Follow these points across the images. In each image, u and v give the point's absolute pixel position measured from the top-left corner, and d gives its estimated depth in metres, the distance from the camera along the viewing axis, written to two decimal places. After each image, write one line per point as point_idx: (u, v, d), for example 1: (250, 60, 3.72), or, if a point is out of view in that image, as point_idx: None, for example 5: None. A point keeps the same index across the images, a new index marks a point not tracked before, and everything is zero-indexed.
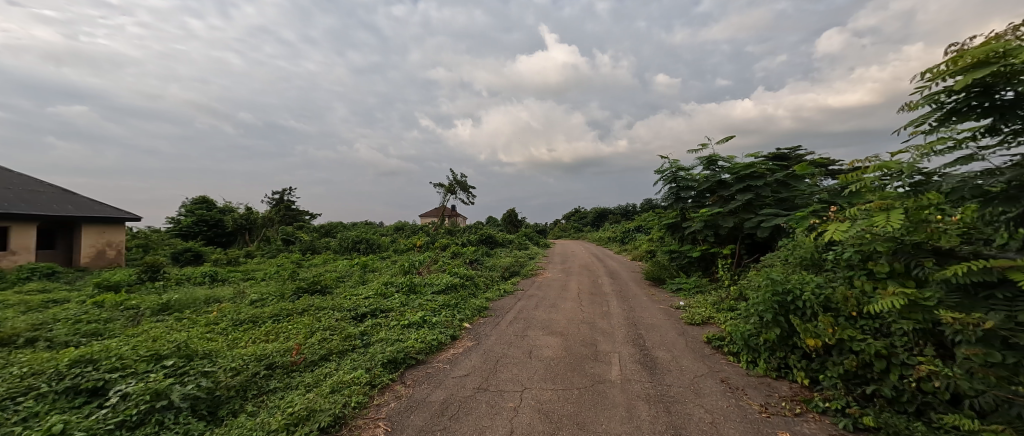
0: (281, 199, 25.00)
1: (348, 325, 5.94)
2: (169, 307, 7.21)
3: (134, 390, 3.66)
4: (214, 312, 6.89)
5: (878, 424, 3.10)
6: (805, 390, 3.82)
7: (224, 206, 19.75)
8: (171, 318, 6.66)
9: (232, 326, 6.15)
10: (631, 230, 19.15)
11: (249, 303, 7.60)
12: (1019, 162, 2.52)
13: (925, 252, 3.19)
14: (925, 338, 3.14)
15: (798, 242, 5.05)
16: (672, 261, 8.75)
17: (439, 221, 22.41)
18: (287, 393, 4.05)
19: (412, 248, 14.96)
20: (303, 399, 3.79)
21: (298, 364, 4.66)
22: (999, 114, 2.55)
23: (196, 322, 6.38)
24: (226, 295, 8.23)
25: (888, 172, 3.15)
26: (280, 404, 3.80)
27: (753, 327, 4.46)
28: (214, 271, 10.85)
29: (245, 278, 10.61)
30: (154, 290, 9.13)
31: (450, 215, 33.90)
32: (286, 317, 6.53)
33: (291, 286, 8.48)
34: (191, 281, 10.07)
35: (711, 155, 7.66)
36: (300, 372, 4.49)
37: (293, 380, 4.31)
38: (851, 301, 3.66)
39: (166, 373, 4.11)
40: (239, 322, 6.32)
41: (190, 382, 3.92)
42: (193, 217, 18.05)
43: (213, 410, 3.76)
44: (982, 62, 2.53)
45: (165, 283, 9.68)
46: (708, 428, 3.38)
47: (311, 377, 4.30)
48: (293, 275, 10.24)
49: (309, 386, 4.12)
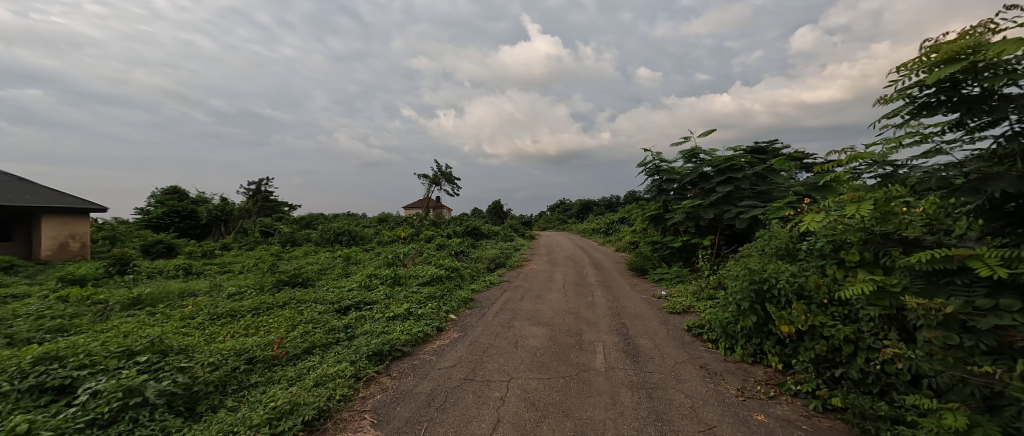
0: (259, 190, 24.48)
1: (330, 318, 5.92)
2: (141, 301, 7.08)
3: (104, 387, 3.61)
4: (189, 307, 6.76)
5: (845, 404, 3.30)
6: (778, 374, 4.03)
7: (199, 197, 19.22)
8: (143, 312, 6.56)
9: (209, 320, 6.08)
10: (615, 222, 19.40)
11: (227, 296, 7.50)
12: (980, 156, 2.69)
13: (893, 242, 3.30)
14: (889, 323, 3.32)
15: (773, 233, 5.25)
16: (655, 251, 8.87)
17: (423, 212, 22.33)
18: (268, 387, 4.06)
19: (396, 239, 14.96)
20: (286, 393, 3.81)
21: (280, 357, 4.65)
22: (967, 109, 2.67)
23: (170, 317, 6.28)
24: (201, 288, 8.11)
25: (860, 163, 3.32)
26: (262, 398, 3.81)
27: (731, 315, 4.65)
28: (189, 264, 10.64)
29: (221, 271, 10.46)
30: (123, 283, 8.93)
31: (434, 207, 33.57)
32: (266, 311, 6.50)
33: (271, 278, 8.41)
34: (163, 274, 9.88)
35: (693, 148, 7.83)
36: (282, 366, 4.50)
37: (275, 374, 4.32)
38: (822, 289, 3.86)
39: (139, 369, 4.06)
40: (216, 316, 6.25)
41: (164, 378, 3.89)
42: (163, 208, 17.53)
43: (191, 406, 3.75)
44: (953, 58, 2.66)
45: (135, 276, 9.46)
46: (689, 411, 3.53)
47: (293, 371, 4.31)
48: (272, 268, 10.10)
49: (291, 380, 4.13)
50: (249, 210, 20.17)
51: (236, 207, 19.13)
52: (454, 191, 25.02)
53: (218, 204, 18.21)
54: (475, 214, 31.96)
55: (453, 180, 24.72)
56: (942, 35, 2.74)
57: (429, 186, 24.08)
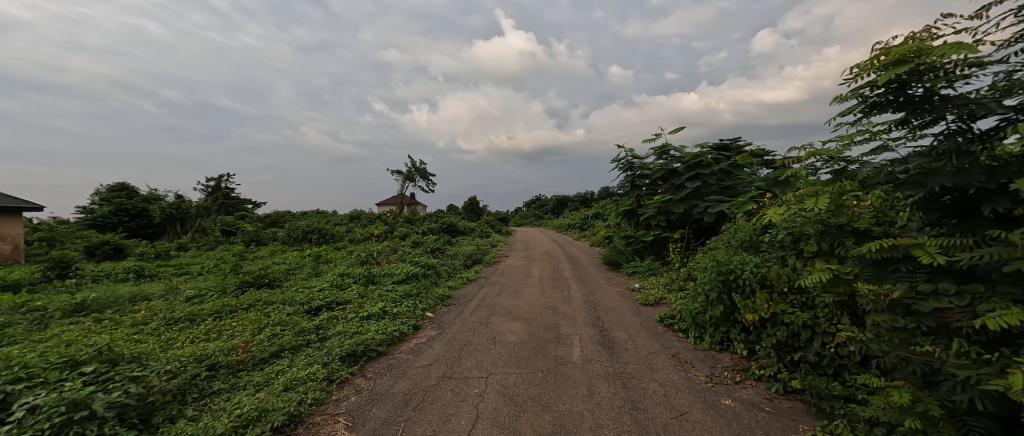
0: (219, 186, 23.63)
1: (300, 319, 5.86)
2: (85, 307, 6.82)
3: (44, 401, 3.37)
4: (141, 312, 6.54)
5: (803, 385, 3.52)
6: (744, 359, 4.25)
7: (150, 195, 18.33)
8: (88, 319, 6.30)
9: (164, 326, 5.89)
10: (590, 217, 19.71)
11: (184, 299, 7.28)
12: (921, 152, 2.83)
13: (846, 233, 3.47)
14: (842, 309, 3.56)
15: (738, 226, 5.50)
16: (628, 245, 9.09)
17: (397, 208, 22.10)
18: (232, 394, 4.01)
19: (369, 237, 14.81)
20: (253, 399, 3.77)
21: (246, 362, 4.60)
22: (911, 108, 2.86)
23: (120, 323, 6.06)
24: (155, 292, 7.83)
25: (817, 160, 3.52)
26: (226, 406, 3.76)
27: (700, 305, 4.86)
28: (141, 266, 10.25)
29: (178, 273, 10.12)
30: (65, 289, 8.47)
31: (409, 204, 33.29)
32: (229, 314, 6.36)
33: (234, 279, 8.19)
34: (111, 277, 9.45)
35: (664, 145, 8.06)
36: (248, 371, 4.44)
37: (239, 380, 4.26)
38: (783, 278, 4.09)
39: (85, 381, 3.90)
40: (172, 321, 6.07)
41: (114, 390, 3.73)
42: (109, 206, 16.64)
43: (145, 418, 3.63)
44: (901, 61, 2.85)
45: (78, 281, 9.00)
46: (662, 399, 3.69)
47: (260, 376, 4.26)
48: (235, 268, 9.84)
49: (258, 386, 4.09)
50: (208, 207, 19.59)
51: (192, 205, 18.58)
52: (429, 187, 24.90)
53: (172, 202, 17.42)
54: (451, 210, 31.86)
55: (427, 176, 24.57)
56: (891, 40, 2.94)
57: (403, 182, 23.86)
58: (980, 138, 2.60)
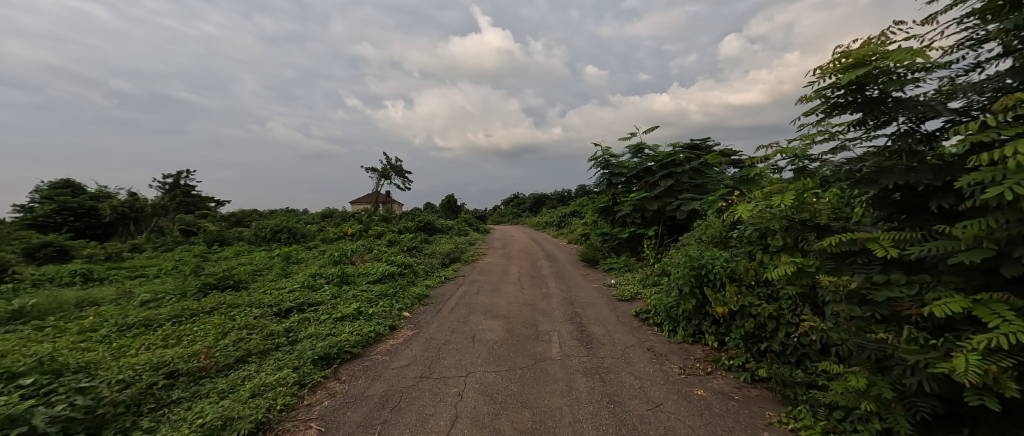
0: (178, 184, 22.65)
1: (269, 323, 5.74)
2: (25, 314, 6.43)
3: None
4: (90, 319, 6.22)
5: (769, 374, 3.70)
6: (715, 351, 4.43)
7: (98, 191, 16.91)
8: (29, 327, 5.96)
9: (117, 333, 5.64)
10: (567, 215, 19.92)
11: (140, 304, 6.99)
12: (875, 152, 2.99)
13: (809, 228, 3.67)
14: (804, 300, 3.76)
15: (709, 223, 5.70)
16: (605, 242, 9.26)
17: (371, 207, 21.81)
18: (194, 402, 3.89)
19: (343, 236, 14.60)
20: (216, 407, 3.67)
21: (208, 369, 4.46)
22: (869, 110, 2.94)
23: (66, 331, 5.74)
24: (105, 297, 7.48)
25: (784, 158, 3.69)
26: (187, 415, 3.65)
27: (674, 300, 5.02)
28: (88, 269, 9.76)
29: (132, 276, 9.69)
30: (3, 295, 7.95)
31: (384, 202, 32.88)
32: (189, 318, 6.17)
33: (195, 282, 7.93)
34: (54, 282, 8.93)
35: (639, 144, 8.24)
36: (211, 378, 4.32)
37: (201, 388, 4.13)
38: (751, 272, 4.28)
39: (23, 395, 3.66)
40: (126, 328, 5.82)
41: (59, 403, 3.51)
42: (49, 205, 14.97)
43: (95, 431, 3.41)
44: (861, 63, 2.92)
45: (19, 286, 8.48)
46: (638, 392, 3.81)
47: (225, 383, 4.16)
48: (196, 271, 9.50)
49: (223, 393, 4.00)
50: (164, 206, 18.46)
51: (147, 203, 17.42)
52: (405, 185, 24.69)
53: (125, 200, 16.56)
54: (428, 209, 31.65)
55: (403, 175, 24.34)
56: (852, 42, 3.01)
57: (377, 180, 23.56)
58: (926, 139, 2.78)
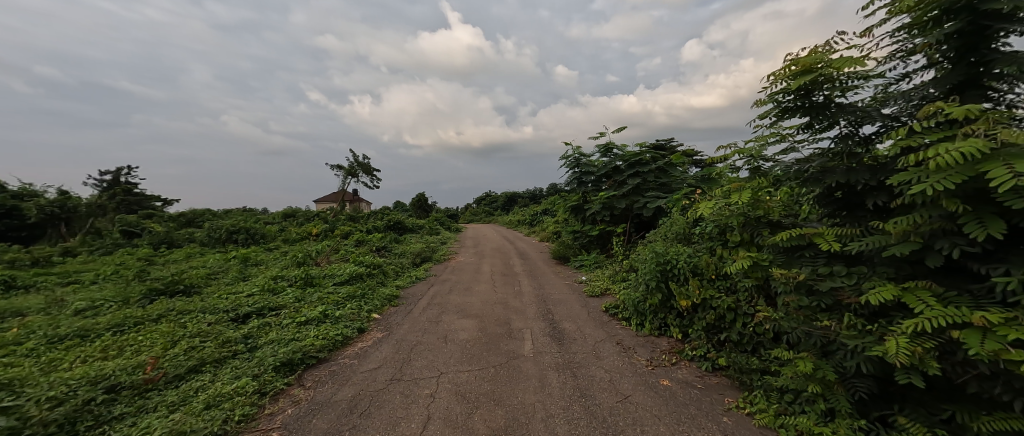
0: (117, 180, 21.09)
1: (223, 330, 5.54)
2: None
3: None
4: (16, 330, 5.72)
5: (728, 362, 3.92)
6: (679, 342, 4.63)
7: (19, 190, 14.37)
8: None
9: (48, 345, 5.22)
10: (539, 213, 20.11)
11: (75, 313, 6.49)
12: (820, 153, 3.22)
13: (763, 224, 3.90)
14: (759, 292, 3.99)
15: (674, 220, 5.93)
16: (576, 240, 9.44)
17: (337, 206, 21.34)
18: (139, 418, 3.68)
19: (306, 237, 14.22)
20: (166, 421, 3.53)
21: (156, 381, 4.20)
22: (815, 114, 3.16)
23: None
24: (34, 305, 6.90)
25: (741, 158, 3.92)
26: (133, 430, 3.47)
27: (641, 294, 5.21)
28: (11, 275, 8.77)
29: (67, 282, 8.99)
30: None
31: (351, 201, 32.16)
32: (132, 327, 5.81)
33: (139, 288, 7.48)
34: None
35: (607, 143, 8.46)
36: (158, 391, 4.09)
37: (147, 402, 3.90)
38: (711, 266, 4.50)
39: None
40: (60, 339, 5.39)
41: None
42: None
43: None
44: (808, 71, 3.11)
45: None
46: (608, 385, 3.96)
47: (175, 395, 3.97)
48: (139, 276, 8.92)
49: (172, 406, 3.81)
50: (98, 204, 15.65)
51: (82, 201, 15.01)
52: (373, 183, 24.30)
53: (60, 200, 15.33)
54: (398, 208, 31.22)
55: (371, 173, 23.97)
56: (799, 50, 3.19)
57: (344, 178, 23.09)
58: (862, 142, 3.01)
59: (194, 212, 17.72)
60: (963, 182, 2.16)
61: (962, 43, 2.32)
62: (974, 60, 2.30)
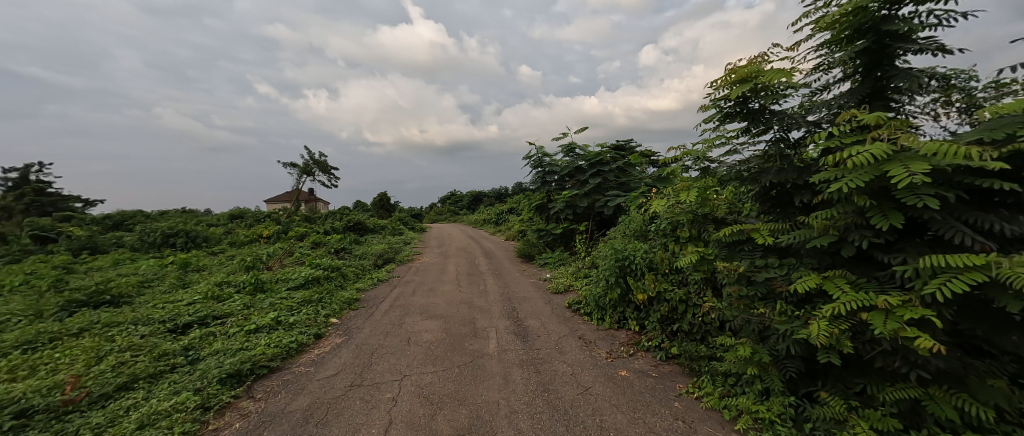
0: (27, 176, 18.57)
1: (160, 341, 5.08)
2: None
3: None
4: None
5: (679, 351, 4.18)
6: (636, 334, 4.87)
7: None
8: None
9: None
10: (504, 212, 20.25)
11: None
12: (757, 155, 3.50)
13: (709, 221, 4.17)
14: (707, 284, 4.28)
15: (631, 218, 6.20)
16: (540, 238, 9.60)
17: (291, 207, 20.54)
18: None
19: (256, 239, 13.60)
20: None
21: (76, 402, 3.83)
22: (752, 119, 3.43)
23: None
24: None
25: (690, 160, 4.21)
26: None
27: (602, 290, 5.44)
28: None
29: None
30: None
31: (308, 201, 31.07)
32: (45, 344, 5.10)
33: (54, 298, 6.69)
34: None
35: (570, 144, 8.67)
36: (80, 414, 3.70)
37: (67, 425, 3.55)
38: (665, 261, 4.76)
39: None
40: None
41: None
42: None
43: None
44: (745, 80, 3.37)
45: None
46: (570, 378, 4.13)
47: (101, 417, 3.63)
48: (57, 281, 7.99)
49: (98, 428, 3.50)
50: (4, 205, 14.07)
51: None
52: (330, 182, 23.69)
53: None
54: (359, 208, 30.50)
55: (329, 172, 23.40)
56: (738, 60, 3.45)
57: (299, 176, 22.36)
58: (792, 145, 3.31)
59: (125, 213, 16.23)
60: (870, 181, 2.44)
61: (869, 60, 2.62)
62: (880, 74, 2.60)
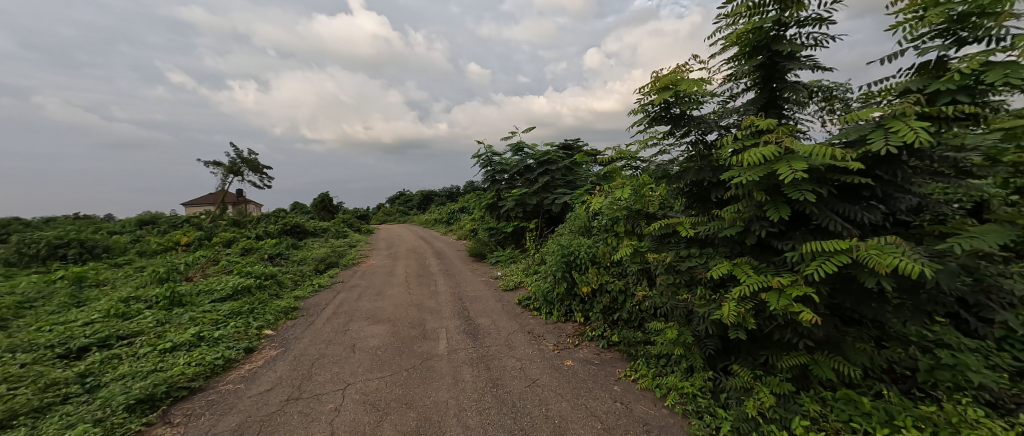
0: None
1: (48, 369, 4.53)
2: None
3: None
4: None
5: (619, 338, 4.50)
6: (582, 325, 5.15)
7: None
8: None
9: None
10: (454, 212, 20.25)
11: None
12: (679, 155, 3.85)
13: (641, 217, 4.37)
14: (643, 275, 4.62)
15: (576, 215, 6.51)
16: (491, 236, 9.75)
17: (218, 211, 19.17)
18: None
19: (174, 247, 12.51)
20: None
21: None
22: (673, 123, 3.78)
23: None
24: None
25: (626, 160, 4.55)
26: None
27: (550, 285, 5.69)
28: None
29: None
30: None
31: (240, 204, 29.12)
32: None
33: None
34: None
35: (518, 143, 8.91)
36: None
37: None
38: (606, 255, 5.08)
39: None
40: None
41: None
42: None
43: None
44: (666, 88, 3.71)
45: None
46: (518, 372, 4.33)
47: None
48: None
49: None
50: None
51: None
52: (264, 183, 22.45)
53: None
54: (299, 210, 29.13)
55: (263, 173, 22.24)
56: (660, 69, 3.78)
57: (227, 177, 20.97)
58: (708, 147, 3.69)
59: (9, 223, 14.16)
60: (764, 178, 2.80)
61: (764, 74, 3.01)
62: (774, 86, 2.99)
